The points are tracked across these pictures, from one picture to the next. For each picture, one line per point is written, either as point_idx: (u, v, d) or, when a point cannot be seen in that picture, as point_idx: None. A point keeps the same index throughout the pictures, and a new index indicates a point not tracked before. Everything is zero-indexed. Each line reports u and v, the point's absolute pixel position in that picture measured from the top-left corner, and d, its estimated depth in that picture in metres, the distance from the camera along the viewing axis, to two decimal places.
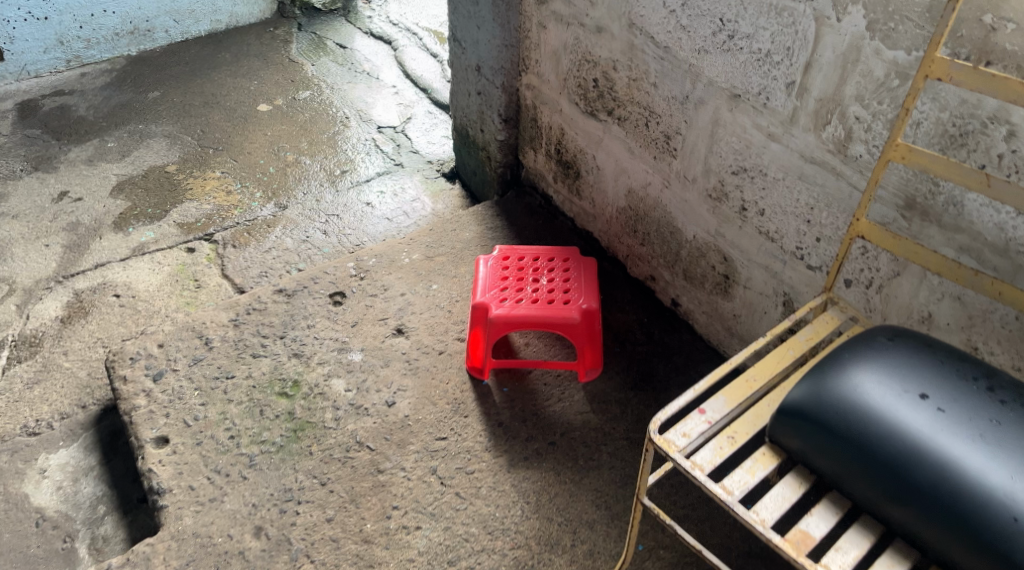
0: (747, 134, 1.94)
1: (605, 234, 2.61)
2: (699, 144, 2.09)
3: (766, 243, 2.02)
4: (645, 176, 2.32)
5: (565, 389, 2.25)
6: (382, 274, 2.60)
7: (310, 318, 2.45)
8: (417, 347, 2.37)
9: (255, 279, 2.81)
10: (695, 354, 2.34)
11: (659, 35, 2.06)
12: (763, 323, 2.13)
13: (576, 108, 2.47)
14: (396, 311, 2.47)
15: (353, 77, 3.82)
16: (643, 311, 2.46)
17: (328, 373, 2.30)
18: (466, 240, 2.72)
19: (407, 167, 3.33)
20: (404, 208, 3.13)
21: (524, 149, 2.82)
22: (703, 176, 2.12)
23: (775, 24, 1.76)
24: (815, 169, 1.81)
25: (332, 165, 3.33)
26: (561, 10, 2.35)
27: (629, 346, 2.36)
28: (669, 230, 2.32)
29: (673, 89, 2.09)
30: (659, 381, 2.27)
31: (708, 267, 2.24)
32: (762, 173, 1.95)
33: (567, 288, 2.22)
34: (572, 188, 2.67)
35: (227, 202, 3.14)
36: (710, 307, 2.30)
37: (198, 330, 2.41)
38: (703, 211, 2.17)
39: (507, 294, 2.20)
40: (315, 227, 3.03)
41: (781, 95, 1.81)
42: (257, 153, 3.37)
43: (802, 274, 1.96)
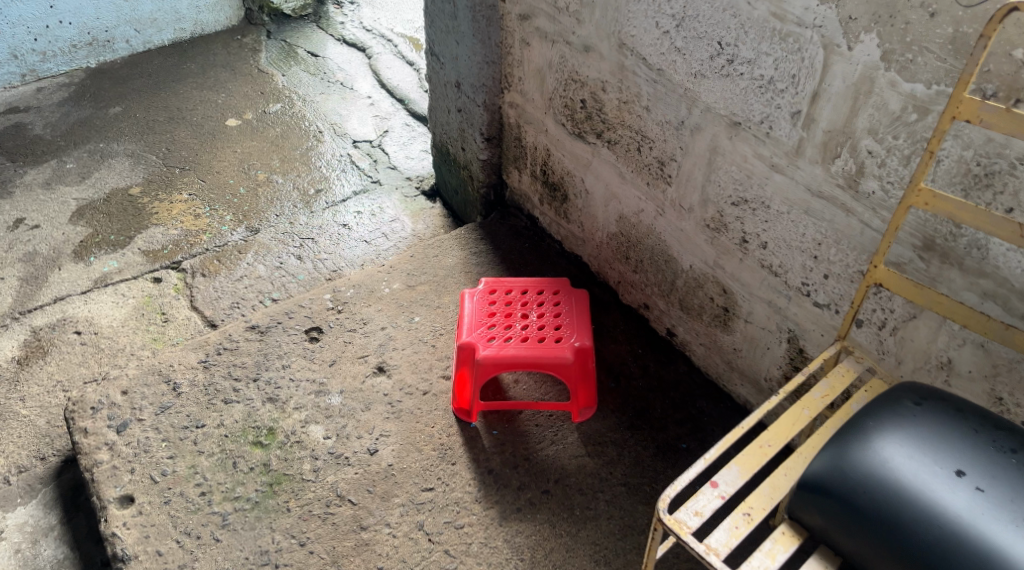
0: (748, 164, 1.82)
1: (595, 259, 2.48)
2: (696, 172, 1.96)
3: (770, 278, 1.90)
4: (637, 202, 2.20)
5: (558, 431, 2.12)
6: (361, 306, 2.46)
7: (285, 358, 2.31)
8: (400, 387, 2.24)
9: (226, 311, 2.66)
10: (693, 388, 2.23)
11: (651, 57, 1.93)
12: (767, 359, 2.02)
13: (563, 129, 2.34)
14: (376, 347, 2.34)
15: (326, 88, 3.65)
16: (637, 341, 2.34)
17: (306, 418, 2.16)
18: (449, 267, 2.58)
19: (385, 185, 3.18)
20: (382, 229, 2.99)
21: (508, 169, 2.69)
22: (701, 205, 2.00)
23: (778, 49, 1.64)
24: (823, 203, 1.69)
25: (306, 184, 3.17)
26: (545, 27, 2.22)
27: (624, 381, 2.24)
28: (663, 258, 2.20)
29: (668, 113, 1.96)
30: (657, 418, 2.15)
31: (706, 298, 2.12)
32: (765, 205, 1.83)
33: (559, 324, 2.10)
34: (560, 211, 2.53)
35: (195, 227, 2.98)
36: (709, 340, 2.18)
37: (165, 374, 2.26)
38: (701, 241, 2.04)
39: (495, 332, 2.07)
40: (289, 252, 2.89)
41: (786, 125, 1.69)
42: (225, 172, 3.21)
43: (808, 312, 1.84)
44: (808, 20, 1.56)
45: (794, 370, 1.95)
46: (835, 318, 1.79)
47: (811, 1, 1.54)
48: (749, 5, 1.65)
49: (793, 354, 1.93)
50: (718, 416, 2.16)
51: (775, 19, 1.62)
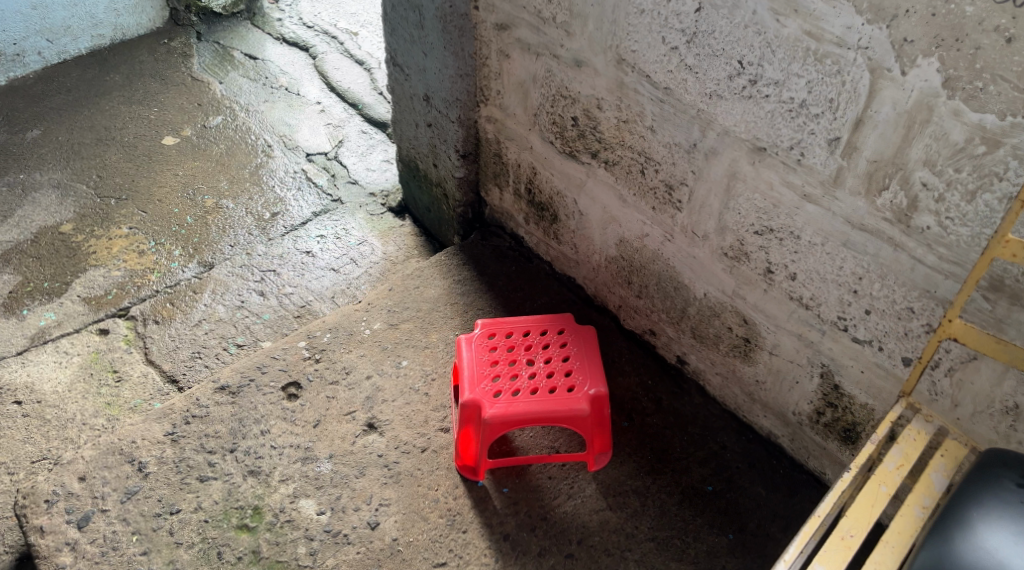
0: (775, 191, 1.65)
1: (591, 281, 2.30)
2: (711, 197, 1.79)
3: (799, 310, 1.75)
4: (641, 226, 2.02)
5: (574, 483, 1.96)
6: (341, 352, 2.23)
7: (263, 422, 2.07)
8: (395, 445, 2.03)
9: (186, 364, 2.41)
10: (712, 421, 2.08)
11: (656, 74, 1.74)
12: (796, 393, 1.88)
13: (551, 147, 2.14)
14: (363, 401, 2.12)
15: (270, 94, 3.37)
16: (645, 371, 2.18)
17: (294, 491, 1.94)
18: (432, 299, 2.37)
19: (347, 203, 2.94)
20: (350, 254, 2.75)
21: (487, 186, 2.48)
22: (717, 233, 1.82)
23: (813, 71, 1.45)
24: (865, 236, 1.54)
25: (260, 208, 2.90)
26: (527, 38, 2.01)
27: (637, 418, 2.09)
28: (672, 285, 2.03)
29: (677, 135, 1.78)
30: (678, 459, 2.01)
31: (723, 327, 1.96)
32: (794, 234, 1.67)
33: (569, 369, 1.92)
34: (550, 231, 2.34)
35: (140, 266, 2.69)
36: (726, 370, 2.03)
37: (127, 452, 2.00)
38: (717, 270, 1.88)
39: (501, 385, 1.88)
40: (249, 288, 2.63)
41: (821, 152, 1.52)
42: (167, 199, 2.91)
43: (846, 347, 1.70)
44: (850, 41, 1.38)
45: (828, 405, 1.81)
46: (878, 355, 1.64)
47: (854, 20, 1.36)
48: (777, 21, 1.46)
49: (826, 390, 1.79)
50: (741, 452, 2.02)
51: (809, 38, 1.43)
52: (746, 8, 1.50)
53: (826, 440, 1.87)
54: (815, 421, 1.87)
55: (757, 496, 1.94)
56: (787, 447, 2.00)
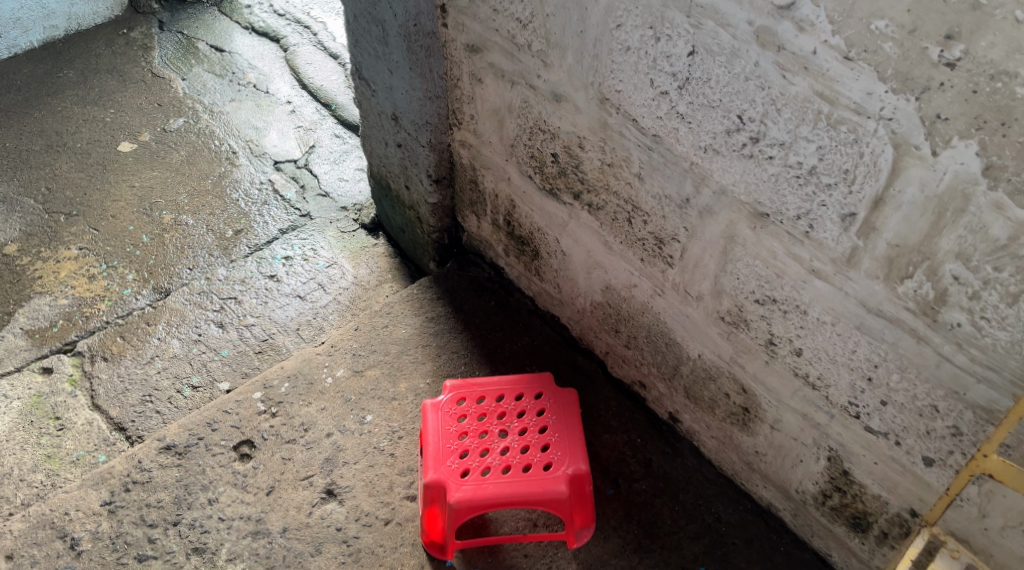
0: (778, 261, 1.43)
1: (576, 323, 2.08)
2: (706, 257, 1.56)
3: (804, 388, 1.54)
4: (628, 276, 1.79)
5: (552, 563, 1.78)
6: (299, 406, 2.03)
7: (210, 488, 1.89)
8: (355, 516, 1.85)
9: (136, 409, 2.22)
10: (706, 487, 1.89)
11: (644, 119, 1.51)
12: (799, 471, 1.68)
13: (530, 181, 1.91)
14: (322, 463, 1.93)
15: (236, 92, 3.14)
16: (635, 427, 1.98)
17: None
18: (402, 340, 2.14)
19: (317, 219, 2.71)
20: (318, 279, 2.52)
21: (463, 212, 2.25)
22: (713, 296, 1.60)
23: (825, 137, 1.23)
24: (883, 323, 1.32)
25: (222, 224, 2.69)
26: (501, 63, 1.77)
27: (624, 484, 1.89)
28: (663, 341, 1.81)
29: (667, 186, 1.55)
30: (668, 535, 1.82)
31: (720, 392, 1.75)
32: (800, 309, 1.45)
33: (546, 443, 1.71)
34: (530, 266, 2.11)
35: (90, 293, 2.49)
36: (723, 435, 1.83)
37: (59, 526, 1.84)
38: (713, 334, 1.66)
39: (469, 463, 1.68)
40: (207, 319, 2.43)
41: (832, 227, 1.30)
42: (121, 215, 2.70)
43: (857, 435, 1.49)
44: (871, 108, 1.15)
45: (836, 489, 1.61)
46: (894, 449, 1.44)
47: (876, 85, 1.13)
48: (783, 77, 1.23)
49: (834, 474, 1.59)
50: (737, 525, 1.84)
51: (821, 99, 1.20)
52: (747, 58, 1.26)
53: (832, 524, 1.68)
54: (821, 503, 1.67)
55: None
56: (788, 521, 1.82)
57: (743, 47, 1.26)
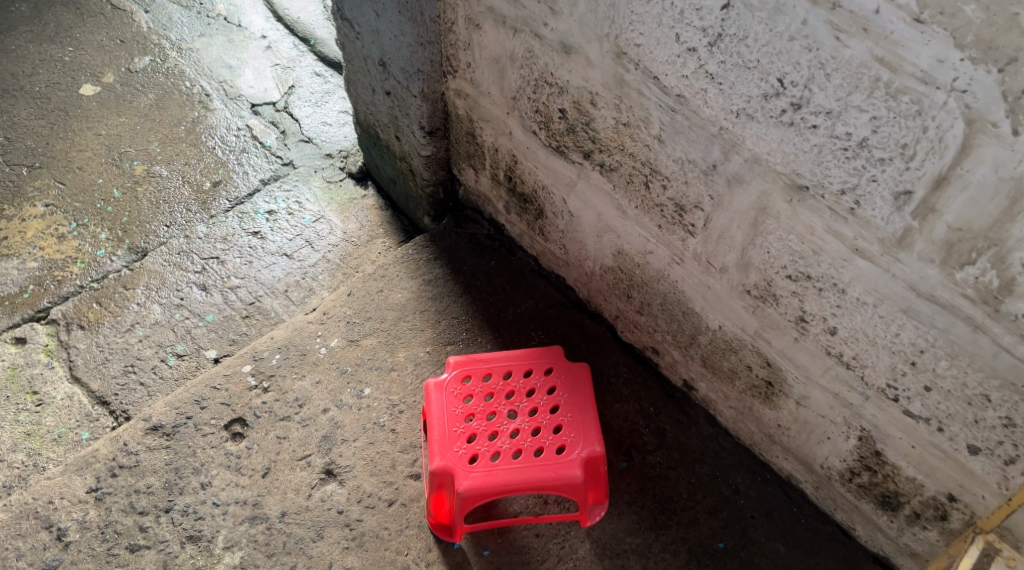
0: (816, 237, 1.30)
1: (584, 286, 1.95)
2: (732, 228, 1.43)
3: (837, 367, 1.43)
4: (643, 243, 1.66)
5: (565, 542, 1.71)
6: (292, 379, 1.91)
7: (203, 472, 1.79)
8: (357, 498, 1.76)
9: (118, 381, 2.10)
10: (723, 458, 1.81)
11: (667, 78, 1.36)
12: (826, 448, 1.59)
13: (534, 137, 1.75)
14: (320, 441, 1.83)
15: (206, 27, 2.91)
16: (647, 396, 1.88)
17: (241, 561, 1.69)
18: (399, 306, 2.01)
19: (300, 167, 2.54)
20: (305, 235, 2.37)
21: (460, 164, 2.09)
22: (739, 268, 1.48)
23: (881, 107, 1.09)
24: (934, 309, 1.20)
25: (199, 176, 2.51)
26: (502, 8, 1.60)
27: (637, 457, 1.81)
28: (679, 309, 1.70)
29: (691, 151, 1.41)
30: (684, 510, 1.75)
31: (741, 365, 1.65)
32: (838, 288, 1.33)
33: (558, 424, 1.61)
34: (534, 226, 1.97)
35: (61, 254, 2.33)
36: (742, 406, 1.74)
37: (43, 516, 1.74)
38: (737, 307, 1.54)
39: (477, 447, 1.58)
40: (188, 281, 2.28)
41: (882, 204, 1.16)
42: (89, 166, 2.51)
43: (894, 418, 1.40)
44: (941, 78, 1.02)
45: (865, 468, 1.53)
46: (935, 435, 1.34)
47: (950, 53, 1.00)
48: (836, 39, 1.09)
49: (865, 453, 1.51)
50: (756, 497, 1.76)
51: (881, 65, 1.07)
52: (794, 14, 1.12)
53: (859, 500, 1.61)
54: (848, 479, 1.59)
55: (775, 554, 1.70)
56: (809, 492, 1.75)
57: (790, 2, 1.12)
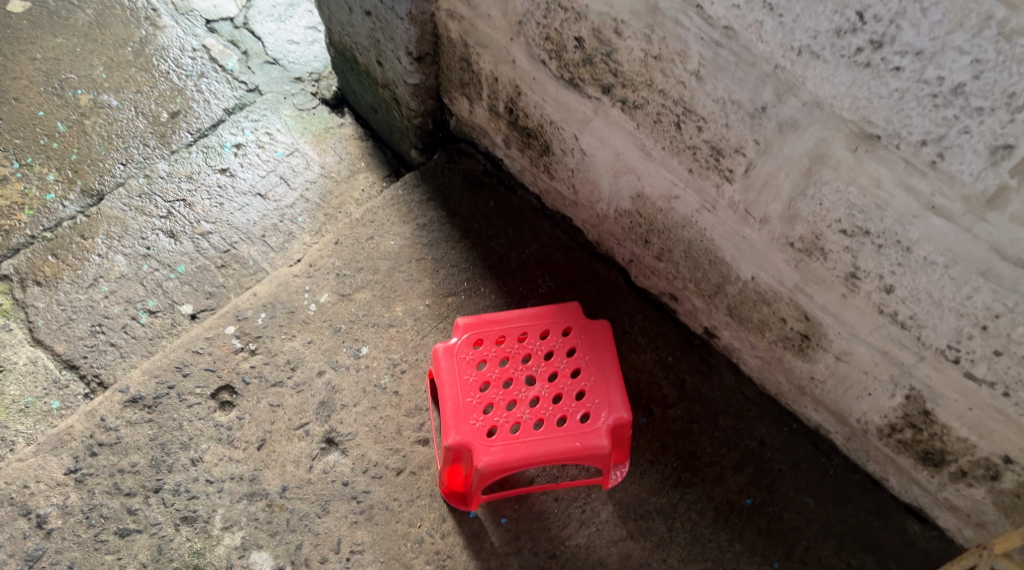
0: (881, 191, 1.16)
1: (594, 227, 1.80)
2: (780, 177, 1.28)
3: (890, 326, 1.32)
4: (669, 187, 1.50)
5: (587, 506, 1.62)
6: (281, 340, 1.75)
7: (192, 446, 1.65)
8: (363, 468, 1.64)
9: (86, 343, 1.92)
10: (747, 409, 1.72)
11: (712, 6, 1.18)
12: (865, 404, 1.50)
13: (542, 67, 1.56)
14: (317, 408, 1.69)
15: None
16: (665, 344, 1.76)
17: (242, 542, 1.58)
18: (393, 255, 1.84)
19: (267, 94, 2.29)
20: (278, 171, 2.15)
21: (451, 93, 1.88)
22: (783, 219, 1.33)
23: (989, 50, 0.96)
24: (1019, 272, 1.10)
25: (154, 105, 2.25)
26: None
27: (657, 412, 1.70)
28: (706, 257, 1.56)
29: (736, 91, 1.24)
30: (709, 466, 1.66)
31: (774, 317, 1.52)
32: (901, 246, 1.20)
33: (581, 390, 1.49)
34: (538, 163, 1.79)
35: (6, 201, 2.09)
36: (770, 357, 1.63)
37: (19, 503, 1.59)
38: (777, 259, 1.41)
39: (496, 420, 1.45)
40: (154, 227, 2.06)
41: (973, 158, 1.04)
42: (27, 97, 2.23)
43: (952, 380, 1.30)
44: None
45: (909, 426, 1.44)
46: (999, 399, 1.25)
47: None
48: None
49: (911, 412, 1.41)
50: (783, 449, 1.68)
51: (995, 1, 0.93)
52: None
53: (897, 454, 1.53)
54: (887, 435, 1.51)
55: (804, 508, 1.63)
56: (839, 443, 1.67)
57: None
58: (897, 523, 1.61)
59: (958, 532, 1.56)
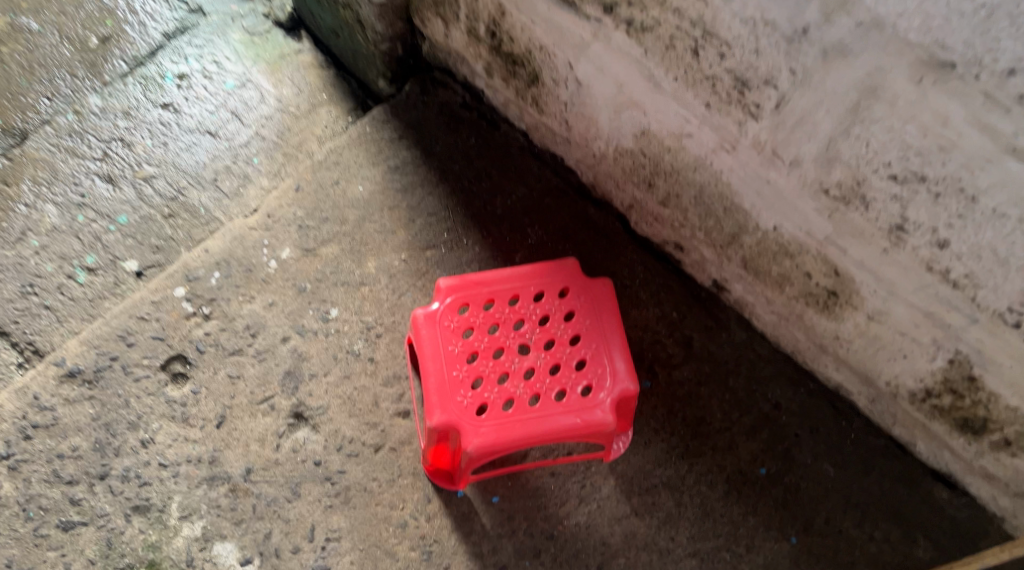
0: (948, 130, 0.98)
1: (589, 168, 1.59)
2: (819, 113, 1.09)
3: (939, 286, 1.15)
4: (680, 124, 1.30)
5: (586, 481, 1.47)
6: (238, 302, 1.55)
7: (141, 426, 1.46)
8: (336, 445, 1.46)
9: (17, 307, 1.68)
10: (760, 368, 1.55)
11: None
12: (898, 366, 1.34)
13: None
14: (283, 379, 1.50)
15: None
16: (669, 299, 1.59)
17: (203, 533, 1.41)
18: (362, 202, 1.63)
19: (213, 15, 1.98)
20: (229, 106, 1.87)
21: (423, 14, 1.64)
22: (818, 162, 1.14)
23: None
24: None
25: (81, 30, 1.93)
26: None
27: (662, 374, 1.54)
28: (721, 204, 1.37)
29: (773, 10, 1.04)
30: (719, 433, 1.51)
31: (798, 271, 1.35)
32: (964, 195, 1.02)
33: (581, 359, 1.32)
34: (525, 95, 1.57)
35: None
36: (789, 313, 1.46)
37: None
38: (806, 208, 1.23)
39: (486, 396, 1.28)
40: (88, 171, 1.80)
41: None
42: None
43: (1008, 346, 1.14)
44: None
45: (949, 392, 1.29)
46: None
47: None
48: None
49: (953, 377, 1.26)
50: (800, 412, 1.53)
51: None
52: None
53: (931, 420, 1.38)
54: (921, 400, 1.35)
55: (823, 476, 1.49)
56: (862, 404, 1.51)
57: None
58: (923, 490, 1.48)
59: (991, 501, 1.43)
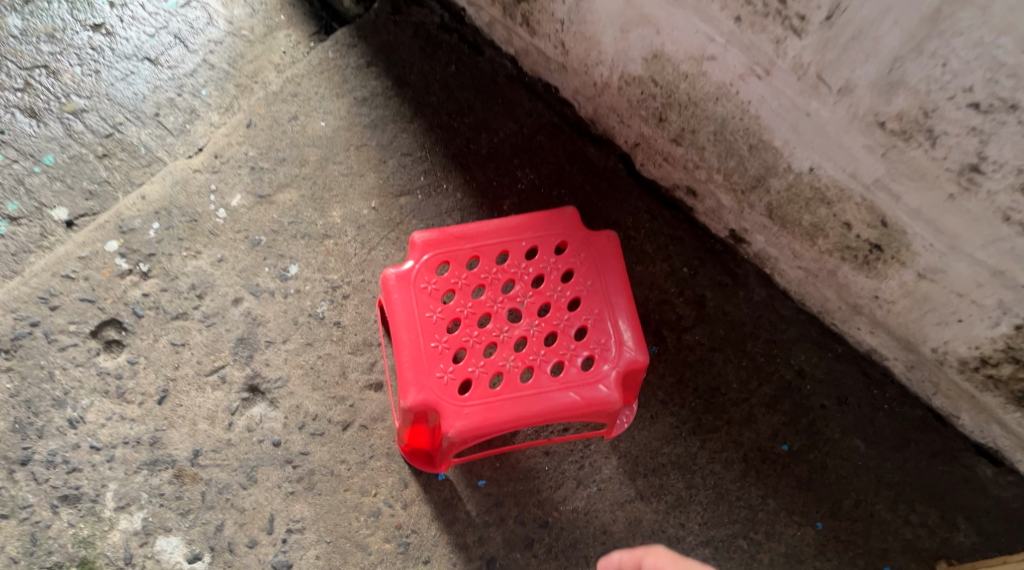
0: None
1: (588, 99, 1.37)
2: (887, 26, 0.92)
3: (1016, 240, 0.97)
4: (702, 44, 1.09)
5: (585, 461, 1.29)
6: (181, 258, 1.33)
7: (69, 404, 1.26)
8: (298, 423, 1.27)
9: None
10: (781, 331, 1.36)
11: None
12: (949, 330, 1.15)
13: None
14: (235, 347, 1.30)
15: None
16: (679, 252, 1.39)
17: (143, 526, 1.22)
18: (325, 140, 1.40)
19: None
20: (171, 27, 1.60)
21: None
22: (878, 89, 0.97)
23: None
24: None
25: None
26: None
27: (670, 338, 1.35)
28: (745, 141, 1.16)
29: None
30: (735, 405, 1.33)
31: (835, 220, 1.14)
32: None
33: (582, 326, 1.12)
34: (514, 13, 1.35)
35: None
36: (818, 268, 1.26)
37: None
38: (855, 145, 1.03)
39: (470, 371, 1.08)
40: (5, 104, 1.52)
41: None
42: None
43: None
44: None
45: (1011, 360, 1.10)
46: None
47: None
48: None
49: (1017, 343, 1.07)
50: (827, 380, 1.34)
51: None
52: None
53: (983, 392, 1.19)
54: (973, 369, 1.16)
55: (852, 453, 1.31)
56: (897, 370, 1.32)
57: None
58: (965, 467, 1.30)
59: None
